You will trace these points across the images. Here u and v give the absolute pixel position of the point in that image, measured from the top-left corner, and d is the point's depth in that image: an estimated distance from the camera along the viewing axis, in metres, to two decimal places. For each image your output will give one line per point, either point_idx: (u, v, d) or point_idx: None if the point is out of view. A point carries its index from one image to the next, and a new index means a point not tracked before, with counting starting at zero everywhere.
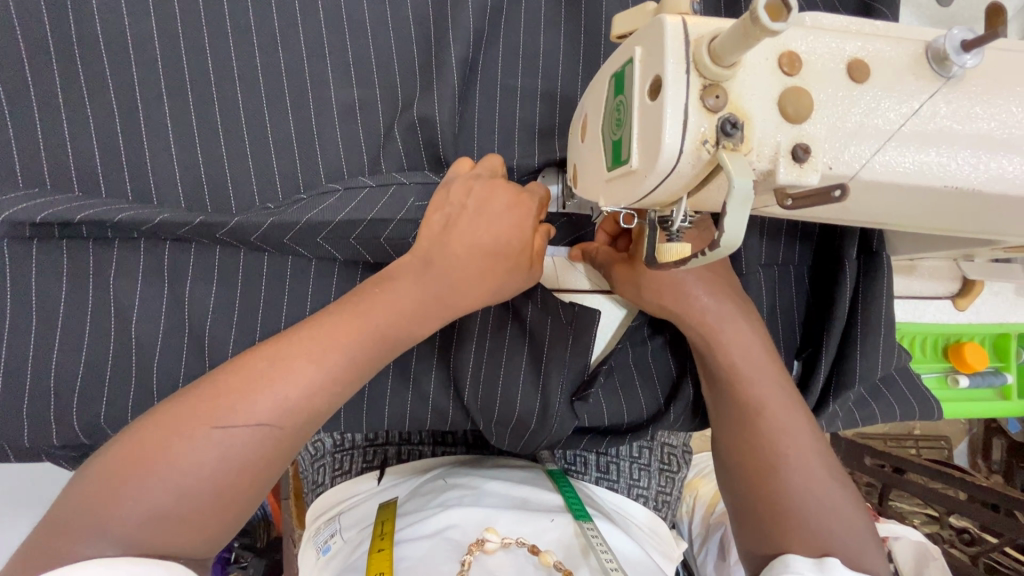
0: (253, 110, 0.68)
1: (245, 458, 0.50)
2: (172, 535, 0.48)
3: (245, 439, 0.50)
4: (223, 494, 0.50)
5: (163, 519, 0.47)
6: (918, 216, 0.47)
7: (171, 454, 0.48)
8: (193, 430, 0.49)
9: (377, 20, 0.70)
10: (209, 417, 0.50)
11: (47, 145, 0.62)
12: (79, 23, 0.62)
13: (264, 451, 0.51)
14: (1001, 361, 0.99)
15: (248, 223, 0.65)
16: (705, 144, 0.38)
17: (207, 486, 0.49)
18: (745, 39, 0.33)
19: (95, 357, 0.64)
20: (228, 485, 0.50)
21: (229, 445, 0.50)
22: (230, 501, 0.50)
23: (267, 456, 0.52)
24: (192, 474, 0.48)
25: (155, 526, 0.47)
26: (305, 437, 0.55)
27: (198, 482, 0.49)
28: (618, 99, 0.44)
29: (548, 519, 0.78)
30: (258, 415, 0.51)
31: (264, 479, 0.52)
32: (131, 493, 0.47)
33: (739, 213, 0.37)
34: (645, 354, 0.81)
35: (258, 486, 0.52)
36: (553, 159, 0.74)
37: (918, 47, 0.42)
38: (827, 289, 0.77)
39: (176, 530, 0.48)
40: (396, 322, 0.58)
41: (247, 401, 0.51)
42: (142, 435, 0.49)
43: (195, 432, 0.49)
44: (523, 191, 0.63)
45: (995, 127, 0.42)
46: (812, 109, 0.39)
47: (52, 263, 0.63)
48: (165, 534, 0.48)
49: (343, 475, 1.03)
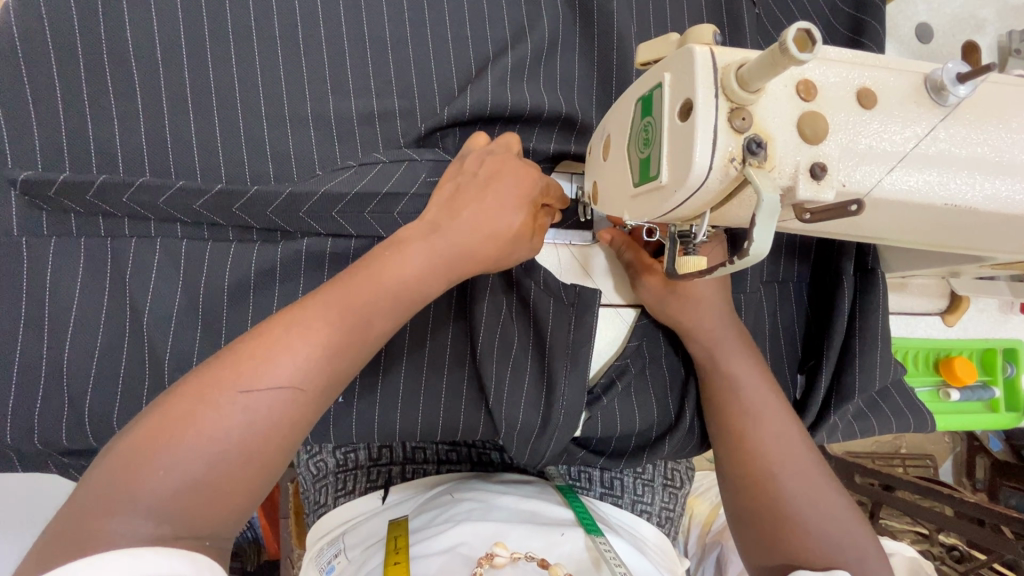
0: (275, 114, 0.68)
1: (270, 421, 0.49)
2: (204, 504, 0.46)
3: (269, 402, 0.49)
4: (251, 460, 0.48)
5: (195, 487, 0.45)
6: (918, 230, 0.51)
7: (196, 423, 0.46)
8: (216, 396, 0.47)
9: (397, 31, 0.72)
10: (231, 382, 0.48)
11: (70, 147, 0.63)
12: (110, 27, 0.64)
13: (287, 412, 0.50)
14: (987, 376, 1.02)
15: (267, 192, 0.64)
16: (733, 161, 0.42)
17: (235, 452, 0.47)
18: (773, 67, 0.37)
19: (109, 354, 0.63)
20: (256, 450, 0.48)
21: (253, 408, 0.48)
22: (257, 470, 0.48)
23: (292, 420, 0.50)
24: (219, 440, 0.47)
25: (187, 496, 0.45)
26: (326, 402, 0.53)
27: (227, 446, 0.47)
28: (647, 120, 0.47)
29: (557, 533, 0.79)
30: (280, 378, 0.49)
31: (289, 445, 0.50)
32: (158, 465, 0.45)
33: (766, 224, 0.40)
34: (657, 354, 0.81)
35: (282, 455, 0.50)
36: (566, 150, 0.77)
37: (918, 78, 0.46)
38: (825, 305, 0.81)
39: (207, 498, 0.46)
40: (418, 284, 0.57)
41: (268, 361, 0.49)
42: (166, 406, 0.47)
43: (219, 398, 0.47)
44: (529, 164, 0.65)
45: (988, 151, 0.46)
46: (827, 132, 0.43)
47: (69, 263, 0.63)
48: (197, 502, 0.46)
49: (346, 494, 1.01)
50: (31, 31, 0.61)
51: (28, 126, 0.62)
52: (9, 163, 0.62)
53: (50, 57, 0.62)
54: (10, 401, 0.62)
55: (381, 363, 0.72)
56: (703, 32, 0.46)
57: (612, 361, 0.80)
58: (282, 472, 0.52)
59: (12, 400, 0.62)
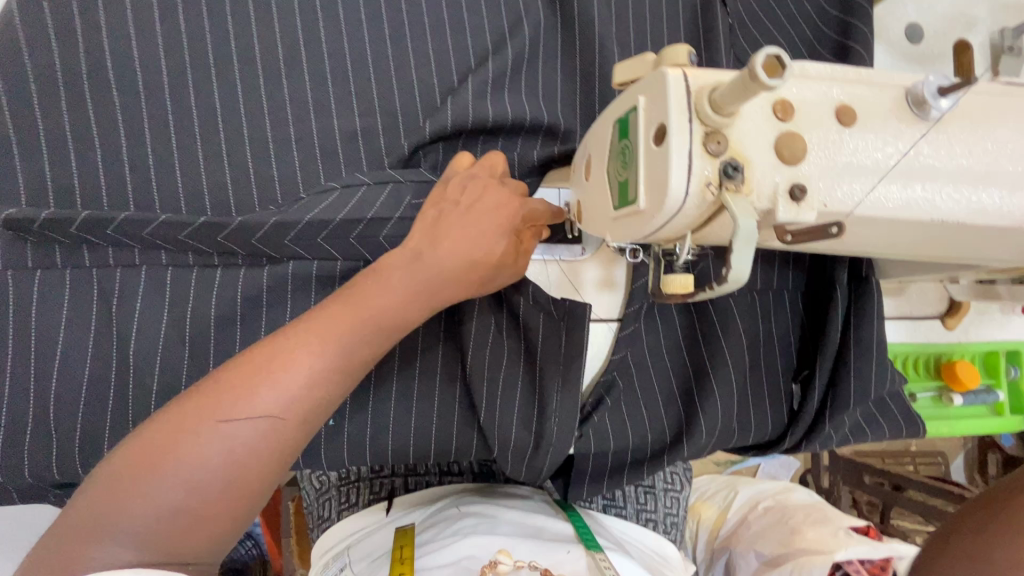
0: (258, 138, 0.68)
1: (252, 452, 0.48)
2: (185, 532, 0.46)
3: (250, 432, 0.48)
4: (232, 490, 0.47)
5: (176, 516, 0.46)
6: (907, 245, 0.50)
7: (178, 452, 0.46)
8: (198, 425, 0.47)
9: (377, 50, 0.72)
10: (212, 411, 0.48)
11: (54, 180, 0.63)
12: (89, 60, 0.64)
13: (269, 442, 0.49)
14: (991, 378, 1.01)
15: (250, 222, 0.64)
16: (709, 186, 0.41)
17: (216, 483, 0.47)
18: (745, 92, 0.36)
19: (98, 384, 0.63)
20: (237, 479, 0.48)
21: (234, 438, 0.48)
22: (239, 500, 0.48)
23: (275, 450, 0.49)
24: (200, 471, 0.46)
25: (169, 524, 0.45)
26: (310, 433, 0.53)
27: (208, 475, 0.46)
28: (624, 143, 0.46)
29: (564, 551, 0.77)
30: (262, 408, 0.49)
31: (272, 475, 0.50)
32: (142, 492, 0.45)
33: (743, 250, 0.39)
34: (647, 370, 0.78)
35: (266, 484, 0.50)
36: (552, 153, 0.75)
37: (899, 92, 0.45)
38: (820, 314, 0.80)
39: (188, 526, 0.46)
40: (401, 308, 0.57)
41: (250, 391, 0.49)
42: (149, 433, 0.47)
43: (199, 428, 0.47)
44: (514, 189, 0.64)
45: (972, 163, 0.45)
46: (806, 152, 0.42)
47: (57, 295, 0.63)
48: (178, 530, 0.46)
49: (350, 508, 1.00)
50: (12, 66, 0.62)
51: (11, 161, 0.62)
52: None
53: (31, 91, 0.63)
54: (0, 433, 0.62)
55: (372, 382, 0.72)
56: (677, 53, 0.45)
57: (600, 377, 0.78)
58: (267, 499, 0.51)
59: (3, 434, 0.62)
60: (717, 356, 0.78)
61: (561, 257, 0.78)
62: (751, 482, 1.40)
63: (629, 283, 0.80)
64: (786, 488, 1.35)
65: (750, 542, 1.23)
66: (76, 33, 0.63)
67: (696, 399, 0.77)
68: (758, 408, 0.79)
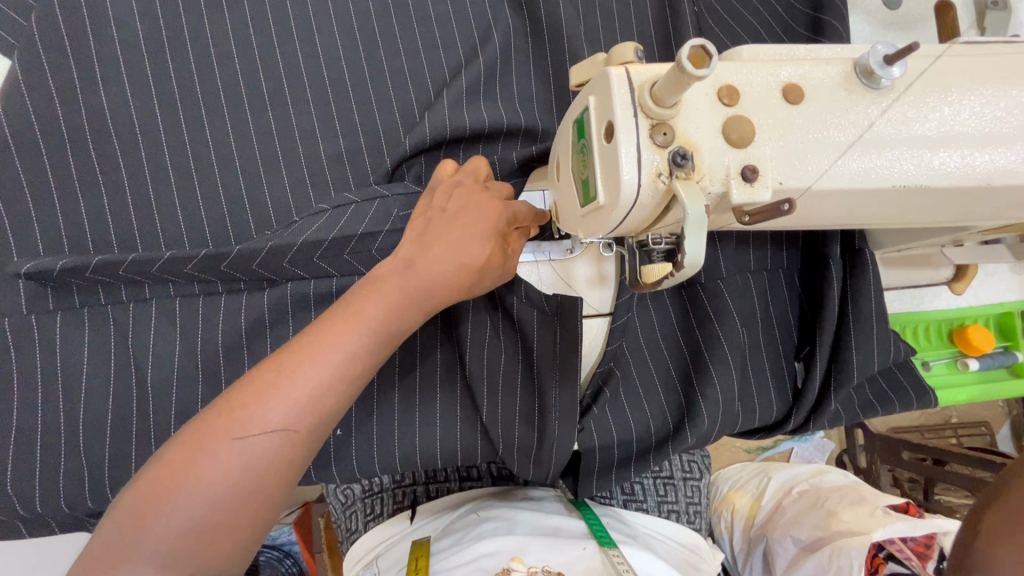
0: (249, 168, 0.72)
1: (265, 464, 0.51)
2: (208, 545, 0.49)
3: (263, 447, 0.51)
4: (250, 502, 0.50)
5: (198, 530, 0.48)
6: (879, 215, 0.50)
7: (197, 469, 0.49)
8: (213, 444, 0.50)
9: (354, 74, 0.75)
10: (226, 430, 0.50)
11: (66, 228, 0.68)
12: (90, 112, 0.69)
13: (282, 454, 0.52)
14: (1007, 340, 0.99)
15: (249, 250, 0.67)
16: (660, 175, 0.42)
17: (234, 495, 0.50)
18: (678, 82, 0.38)
19: (122, 412, 0.68)
20: (252, 492, 0.50)
21: (249, 453, 0.50)
22: (256, 510, 0.51)
23: (287, 461, 0.52)
24: (217, 486, 0.49)
25: (192, 538, 0.48)
26: (318, 442, 0.55)
27: (227, 491, 0.49)
28: (581, 142, 0.48)
29: (579, 547, 0.79)
30: (271, 423, 0.51)
31: (286, 484, 0.52)
32: (166, 511, 0.48)
33: (696, 233, 0.40)
34: (643, 355, 0.79)
35: (280, 494, 0.52)
36: (531, 153, 0.76)
37: (848, 65, 0.46)
38: (816, 288, 0.80)
39: (209, 540, 0.49)
40: (396, 318, 0.58)
41: (258, 408, 0.51)
42: (170, 453, 0.50)
43: (215, 446, 0.50)
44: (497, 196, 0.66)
45: (931, 127, 0.45)
46: (754, 134, 0.43)
47: (77, 332, 0.67)
48: (199, 545, 0.48)
49: (375, 518, 1.02)
50: (20, 124, 0.67)
51: (26, 212, 0.67)
52: (15, 252, 0.67)
53: (39, 148, 0.68)
54: (37, 467, 0.67)
55: (377, 391, 0.75)
56: (624, 51, 0.47)
57: (597, 367, 0.79)
58: (283, 508, 0.54)
59: (36, 470, 0.66)
60: (711, 339, 0.77)
61: (552, 256, 0.80)
62: (784, 467, 1.37)
63: (619, 277, 0.81)
64: (820, 471, 1.32)
65: (786, 528, 1.21)
66: (76, 89, 0.69)
67: (696, 384, 0.77)
68: (762, 389, 0.79)
